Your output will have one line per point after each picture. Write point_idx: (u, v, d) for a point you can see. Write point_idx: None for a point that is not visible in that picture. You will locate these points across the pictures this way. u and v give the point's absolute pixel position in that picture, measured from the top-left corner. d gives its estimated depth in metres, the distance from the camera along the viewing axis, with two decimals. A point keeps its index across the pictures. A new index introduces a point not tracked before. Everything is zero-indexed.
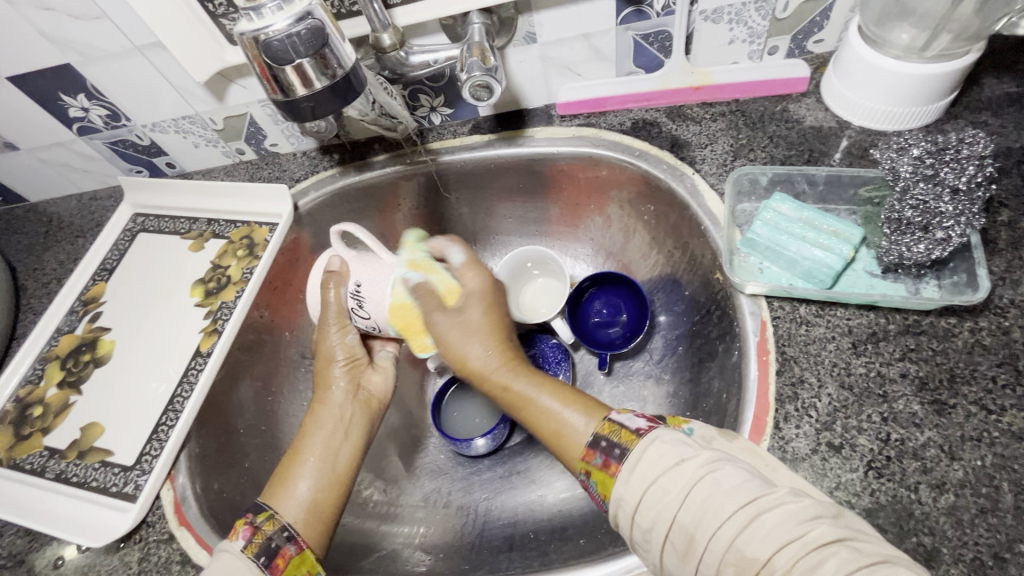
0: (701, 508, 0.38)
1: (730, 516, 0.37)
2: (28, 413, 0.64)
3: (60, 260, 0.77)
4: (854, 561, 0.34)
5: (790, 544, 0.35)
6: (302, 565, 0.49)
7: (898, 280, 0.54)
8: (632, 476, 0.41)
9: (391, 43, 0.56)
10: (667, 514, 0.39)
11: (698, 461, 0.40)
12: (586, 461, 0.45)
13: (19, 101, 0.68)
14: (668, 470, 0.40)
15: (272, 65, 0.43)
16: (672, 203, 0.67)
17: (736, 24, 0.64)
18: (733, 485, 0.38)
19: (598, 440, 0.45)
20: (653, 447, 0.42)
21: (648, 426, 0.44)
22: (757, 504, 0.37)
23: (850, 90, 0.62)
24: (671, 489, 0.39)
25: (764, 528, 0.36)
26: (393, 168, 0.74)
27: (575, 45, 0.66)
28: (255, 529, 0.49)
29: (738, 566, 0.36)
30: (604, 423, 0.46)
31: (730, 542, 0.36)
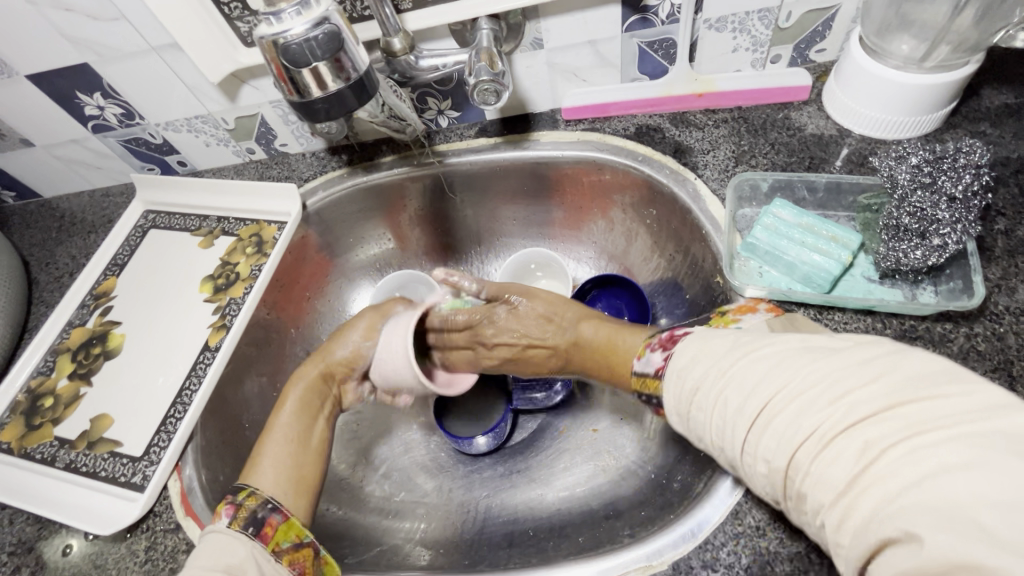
0: (723, 423, 0.42)
1: (760, 413, 0.39)
2: (39, 404, 0.65)
3: (72, 255, 0.78)
4: (911, 452, 0.32)
5: (828, 434, 0.36)
6: (290, 531, 0.51)
7: (895, 285, 0.55)
8: (670, 390, 0.47)
9: (401, 47, 0.58)
10: (716, 428, 0.43)
11: (709, 377, 0.44)
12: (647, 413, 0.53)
13: (35, 99, 0.69)
14: (696, 393, 0.45)
15: (289, 68, 0.44)
16: (674, 208, 0.68)
17: (739, 33, 0.65)
18: (749, 387, 0.41)
19: (647, 399, 0.52)
20: (680, 375, 0.47)
21: (668, 350, 0.50)
22: (780, 398, 0.39)
23: (851, 98, 0.63)
24: (705, 405, 0.44)
25: (795, 419, 0.38)
26: (400, 170, 0.76)
27: (581, 51, 0.67)
28: (237, 506, 0.50)
29: (773, 470, 0.39)
30: (635, 378, 0.53)
31: (777, 428, 0.38)
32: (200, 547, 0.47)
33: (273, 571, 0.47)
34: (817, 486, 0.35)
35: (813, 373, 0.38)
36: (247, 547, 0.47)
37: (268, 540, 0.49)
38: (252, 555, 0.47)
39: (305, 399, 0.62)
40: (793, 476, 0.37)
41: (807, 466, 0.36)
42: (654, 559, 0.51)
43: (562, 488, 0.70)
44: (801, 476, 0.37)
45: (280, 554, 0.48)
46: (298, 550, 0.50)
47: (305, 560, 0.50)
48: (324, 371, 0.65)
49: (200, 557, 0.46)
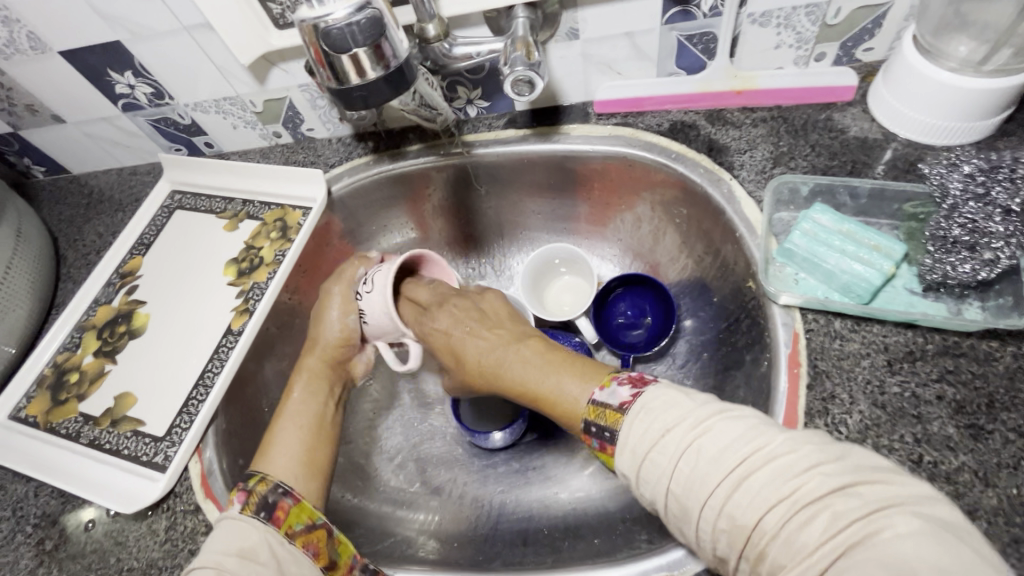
0: (690, 480, 0.39)
1: (720, 481, 0.38)
2: (65, 379, 0.66)
3: (100, 232, 0.79)
4: (851, 514, 0.34)
5: (779, 505, 0.36)
6: (302, 514, 0.50)
7: (939, 299, 0.52)
8: (625, 454, 0.42)
9: (435, 33, 0.57)
10: (661, 484, 0.40)
11: (680, 429, 0.40)
12: (587, 445, 0.46)
13: (68, 76, 0.69)
14: (654, 442, 0.41)
15: (329, 53, 0.43)
16: (706, 209, 0.66)
17: (784, 29, 0.63)
18: (719, 449, 0.39)
19: (588, 425, 0.46)
20: (637, 423, 0.42)
21: (630, 396, 0.44)
22: (748, 464, 0.37)
23: (899, 101, 0.60)
24: (660, 459, 0.40)
25: (751, 492, 0.37)
26: (426, 159, 0.75)
27: (617, 43, 0.65)
28: (248, 492, 0.50)
29: (734, 531, 0.37)
30: (592, 406, 0.46)
31: (723, 506, 0.37)
32: (216, 534, 0.48)
33: (287, 556, 0.46)
34: (779, 547, 0.35)
35: (777, 442, 0.38)
36: (260, 531, 0.47)
37: (282, 524, 0.48)
38: (267, 539, 0.47)
39: (312, 386, 0.63)
40: (757, 538, 0.36)
41: (774, 530, 0.35)
42: (675, 568, 0.50)
43: (578, 487, 0.69)
44: (766, 539, 0.36)
45: (293, 536, 0.48)
46: (312, 532, 0.49)
47: (320, 540, 0.49)
48: (326, 355, 0.66)
49: (216, 541, 0.47)
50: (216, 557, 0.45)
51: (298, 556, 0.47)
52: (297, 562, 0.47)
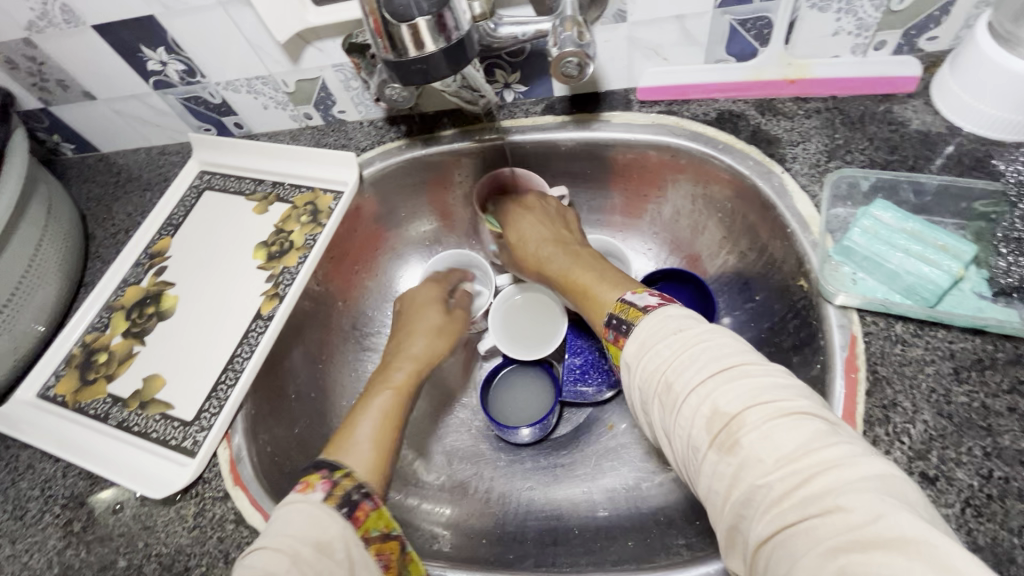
0: (688, 366, 0.42)
1: (713, 373, 0.40)
2: (93, 359, 0.66)
3: (128, 212, 0.78)
4: (831, 442, 0.36)
5: (762, 407, 0.38)
6: (379, 520, 0.47)
7: (1011, 305, 0.48)
8: (635, 344, 0.47)
9: (480, 13, 0.53)
10: (658, 369, 0.43)
11: (692, 333, 0.44)
12: (604, 337, 0.52)
13: (100, 51, 0.68)
14: (667, 335, 0.45)
15: (389, 21, 0.41)
16: (754, 203, 0.63)
17: (845, 14, 0.59)
18: (720, 352, 0.42)
19: (611, 318, 0.51)
20: (655, 320, 0.46)
21: (656, 303, 0.49)
22: (741, 369, 0.40)
23: (968, 93, 0.57)
24: (665, 350, 0.44)
25: (740, 389, 0.39)
26: (461, 144, 0.72)
27: (666, 27, 0.62)
28: (333, 483, 0.48)
29: (714, 417, 0.39)
30: (619, 303, 0.52)
31: (709, 395, 0.40)
32: (290, 517, 0.45)
33: (360, 559, 0.44)
34: (754, 440, 0.37)
35: (771, 365, 0.41)
36: (340, 527, 0.45)
37: (359, 526, 0.46)
38: (343, 538, 0.45)
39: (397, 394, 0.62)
40: (734, 430, 0.38)
41: (756, 424, 0.37)
42: None
43: (609, 487, 0.67)
44: (744, 430, 0.37)
45: (368, 541, 0.46)
46: (386, 543, 0.46)
47: (392, 553, 0.47)
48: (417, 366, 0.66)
49: (291, 525, 0.45)
50: (289, 542, 0.43)
51: (370, 563, 0.45)
52: (365, 567, 0.44)
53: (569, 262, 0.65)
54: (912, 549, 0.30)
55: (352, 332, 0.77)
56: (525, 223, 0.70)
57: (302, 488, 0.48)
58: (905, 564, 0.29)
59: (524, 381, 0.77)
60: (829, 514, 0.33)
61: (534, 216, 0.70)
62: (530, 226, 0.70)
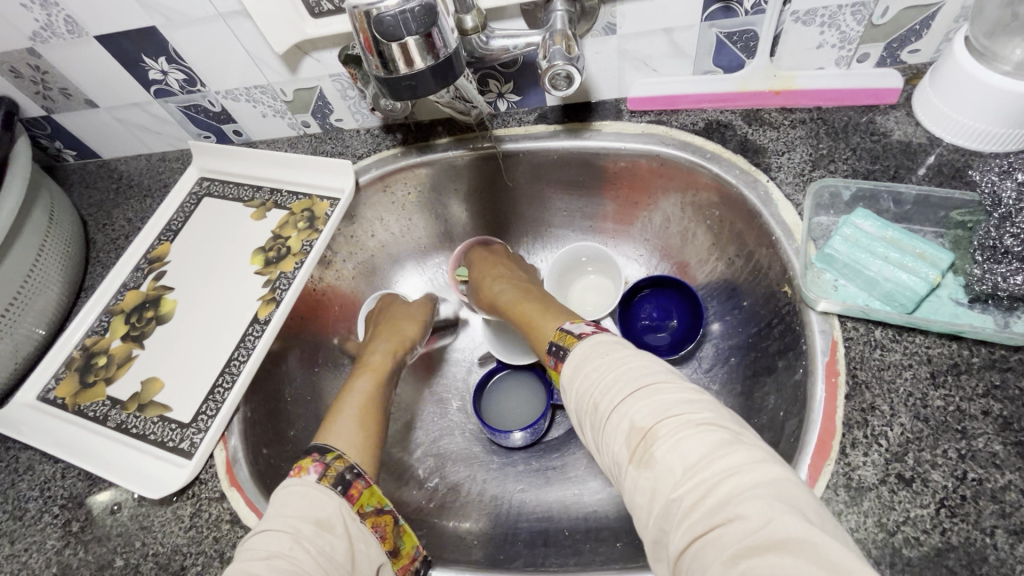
0: (613, 386, 0.45)
1: (632, 392, 0.43)
2: (93, 362, 0.67)
3: (129, 218, 0.79)
4: (735, 449, 0.38)
5: (674, 421, 0.40)
6: (371, 497, 0.50)
7: (986, 311, 0.50)
8: (570, 370, 0.49)
9: (473, 25, 0.55)
10: (587, 392, 0.46)
11: (619, 356, 0.47)
12: (547, 364, 0.54)
13: (102, 60, 0.69)
14: (596, 361, 0.47)
15: (380, 40, 0.42)
16: (741, 210, 0.65)
17: (829, 28, 0.61)
18: (641, 372, 0.44)
19: (552, 346, 0.54)
20: (586, 348, 0.49)
21: (591, 331, 0.52)
22: (657, 387, 0.43)
23: (946, 104, 0.58)
24: (593, 374, 0.47)
25: (655, 405, 0.42)
26: (456, 152, 0.74)
27: (654, 40, 0.64)
28: (325, 466, 0.50)
29: (633, 432, 0.41)
30: (559, 332, 0.55)
31: (628, 412, 0.42)
32: (289, 498, 0.47)
33: (359, 533, 0.47)
34: (667, 453, 0.39)
35: (689, 384, 0.44)
36: (337, 504, 0.47)
37: (356, 501, 0.49)
38: (342, 515, 0.47)
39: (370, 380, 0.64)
40: (649, 444, 0.40)
41: (668, 437, 0.40)
42: None
43: (599, 489, 0.69)
44: (658, 444, 0.40)
45: (364, 516, 0.49)
46: (380, 516, 0.49)
47: (386, 525, 0.49)
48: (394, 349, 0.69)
49: (289, 506, 0.46)
50: (292, 521, 0.45)
51: (367, 536, 0.48)
52: (366, 543, 0.47)
53: (516, 293, 0.68)
54: (800, 549, 0.32)
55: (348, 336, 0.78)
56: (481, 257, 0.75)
57: (294, 472, 0.49)
58: (793, 564, 0.31)
59: (517, 384, 0.78)
60: (730, 522, 0.35)
61: (490, 256, 0.76)
62: (490, 264, 0.74)
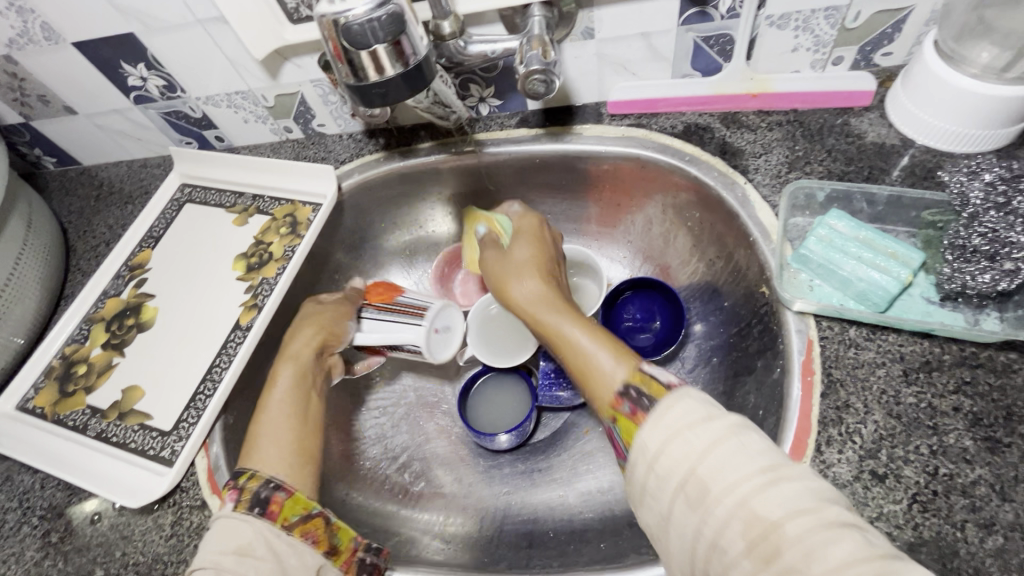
0: (723, 465, 0.36)
1: (751, 475, 0.36)
2: (73, 371, 0.66)
3: (109, 224, 0.79)
4: (868, 548, 0.33)
5: (804, 514, 0.34)
6: (296, 506, 0.51)
7: (957, 309, 0.51)
8: (656, 425, 0.40)
9: (450, 31, 0.56)
10: (685, 464, 0.38)
11: (724, 420, 0.38)
12: (614, 407, 0.44)
13: (80, 67, 0.69)
14: (694, 424, 0.39)
15: (348, 49, 0.43)
16: (720, 212, 0.66)
17: (803, 32, 0.62)
18: (755, 449, 0.37)
19: (627, 388, 0.44)
20: (681, 402, 0.40)
21: (678, 381, 0.43)
22: (777, 469, 0.36)
23: (916, 106, 0.60)
24: (693, 442, 0.38)
25: (781, 493, 0.35)
26: (438, 157, 0.74)
27: (633, 44, 0.65)
28: (240, 490, 0.51)
29: (752, 524, 0.34)
30: (636, 373, 0.45)
31: (746, 498, 0.35)
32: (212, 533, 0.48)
33: (288, 545, 0.48)
34: (796, 552, 0.33)
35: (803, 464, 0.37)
36: (256, 526, 0.48)
37: (277, 518, 0.49)
38: (262, 535, 0.48)
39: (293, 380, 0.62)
40: (774, 539, 0.34)
41: (799, 537, 0.33)
42: None
43: (584, 491, 0.69)
44: (786, 542, 0.33)
45: (290, 528, 0.50)
46: (308, 522, 0.51)
47: (317, 528, 0.51)
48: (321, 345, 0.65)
49: (213, 541, 0.47)
50: (213, 558, 0.46)
51: (298, 545, 0.49)
52: (296, 553, 0.48)
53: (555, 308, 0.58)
54: None
55: None
56: (529, 259, 0.62)
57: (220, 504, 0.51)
58: None
59: (502, 388, 0.78)
60: None
61: (523, 244, 0.64)
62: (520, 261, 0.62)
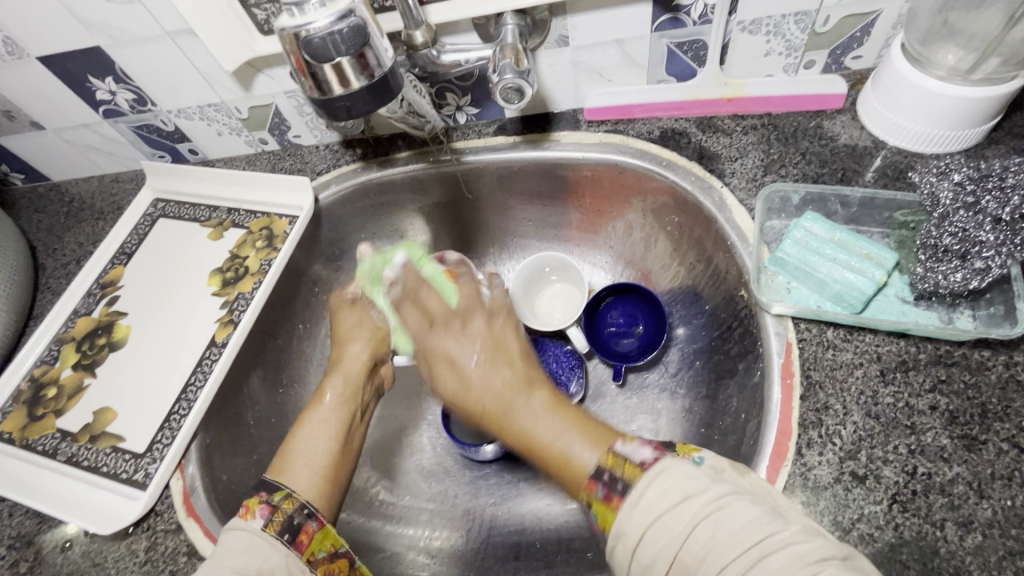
0: (706, 549, 0.37)
1: (737, 556, 0.36)
2: (42, 394, 0.64)
3: (80, 241, 0.77)
4: None
5: None
6: (324, 540, 0.49)
7: (931, 308, 0.52)
8: (634, 511, 0.40)
9: (422, 41, 0.55)
10: (669, 550, 0.38)
11: (704, 496, 0.39)
12: (587, 491, 0.43)
13: (45, 82, 0.67)
14: (671, 506, 0.39)
15: (311, 62, 0.43)
16: (698, 216, 0.66)
17: (774, 36, 0.62)
18: (738, 525, 0.37)
19: (600, 471, 0.43)
20: (654, 485, 0.40)
21: (653, 457, 0.43)
22: (765, 544, 0.36)
23: (887, 108, 0.60)
24: (674, 525, 0.38)
25: (771, 572, 0.35)
26: (416, 166, 0.74)
27: (607, 50, 0.65)
28: (272, 508, 0.49)
29: None
30: (609, 454, 0.44)
31: None
32: (229, 545, 0.46)
33: None
34: None
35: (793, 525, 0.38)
36: (283, 553, 0.46)
37: (305, 549, 0.47)
38: (286, 565, 0.46)
39: (343, 399, 0.61)
40: None
41: None
42: None
43: (570, 499, 0.68)
44: None
45: (316, 564, 0.47)
46: (334, 561, 0.48)
47: (341, 570, 0.49)
48: (371, 356, 0.65)
49: (231, 557, 0.45)
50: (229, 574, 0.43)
51: None
52: None
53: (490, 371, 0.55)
54: None
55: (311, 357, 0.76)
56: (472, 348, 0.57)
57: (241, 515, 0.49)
58: None
59: None
60: None
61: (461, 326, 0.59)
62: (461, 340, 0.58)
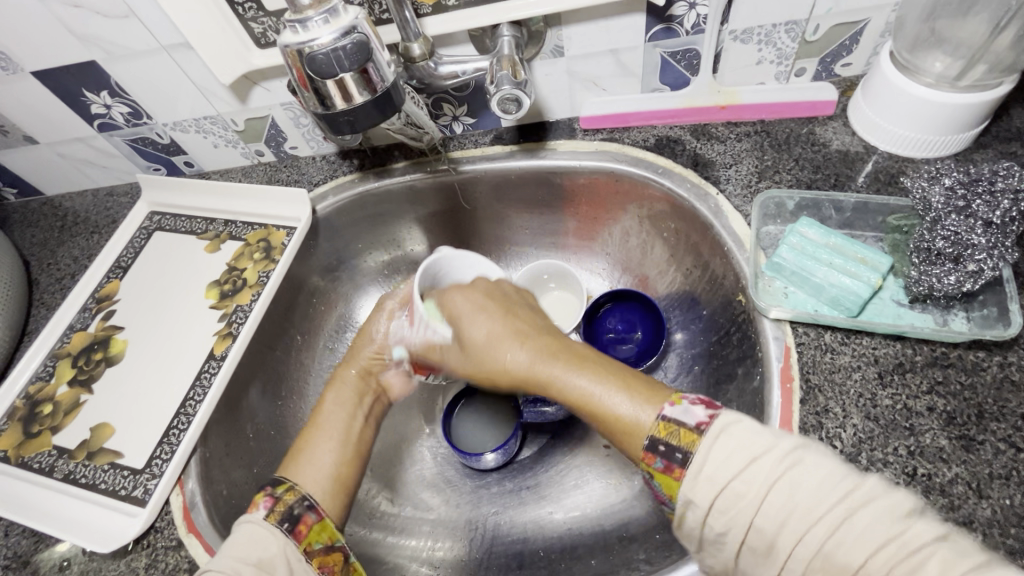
0: (785, 512, 0.36)
1: (818, 520, 0.35)
2: (37, 411, 0.63)
3: (74, 256, 0.77)
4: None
5: (880, 550, 0.33)
6: (323, 532, 0.49)
7: (925, 310, 0.53)
8: (699, 481, 0.38)
9: (419, 53, 0.56)
10: (743, 518, 0.37)
11: (771, 458, 0.37)
12: (646, 464, 0.41)
13: (40, 96, 0.67)
14: (740, 471, 0.37)
15: (314, 78, 0.43)
16: (695, 222, 0.66)
17: (766, 45, 0.64)
18: (815, 483, 0.36)
19: (655, 442, 0.41)
20: (722, 447, 0.38)
21: (708, 417, 0.40)
22: (848, 503, 0.35)
23: (877, 114, 0.62)
24: (746, 491, 0.37)
25: (858, 530, 0.34)
26: (414, 176, 0.74)
27: (602, 60, 0.65)
28: (276, 499, 0.49)
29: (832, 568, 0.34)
30: (660, 422, 0.42)
31: (820, 546, 0.34)
32: (236, 539, 0.46)
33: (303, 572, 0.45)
34: None
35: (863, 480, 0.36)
36: (280, 543, 0.46)
37: (302, 540, 0.47)
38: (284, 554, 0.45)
39: (343, 397, 0.61)
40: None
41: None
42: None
43: (573, 506, 0.68)
44: None
45: (311, 555, 0.46)
46: (329, 554, 0.48)
47: (335, 565, 0.48)
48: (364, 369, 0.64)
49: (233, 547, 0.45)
50: (232, 563, 0.43)
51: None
52: None
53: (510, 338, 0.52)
54: None
55: (310, 368, 0.75)
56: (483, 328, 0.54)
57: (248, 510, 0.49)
58: None
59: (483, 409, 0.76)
60: None
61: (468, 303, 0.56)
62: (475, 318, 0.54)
